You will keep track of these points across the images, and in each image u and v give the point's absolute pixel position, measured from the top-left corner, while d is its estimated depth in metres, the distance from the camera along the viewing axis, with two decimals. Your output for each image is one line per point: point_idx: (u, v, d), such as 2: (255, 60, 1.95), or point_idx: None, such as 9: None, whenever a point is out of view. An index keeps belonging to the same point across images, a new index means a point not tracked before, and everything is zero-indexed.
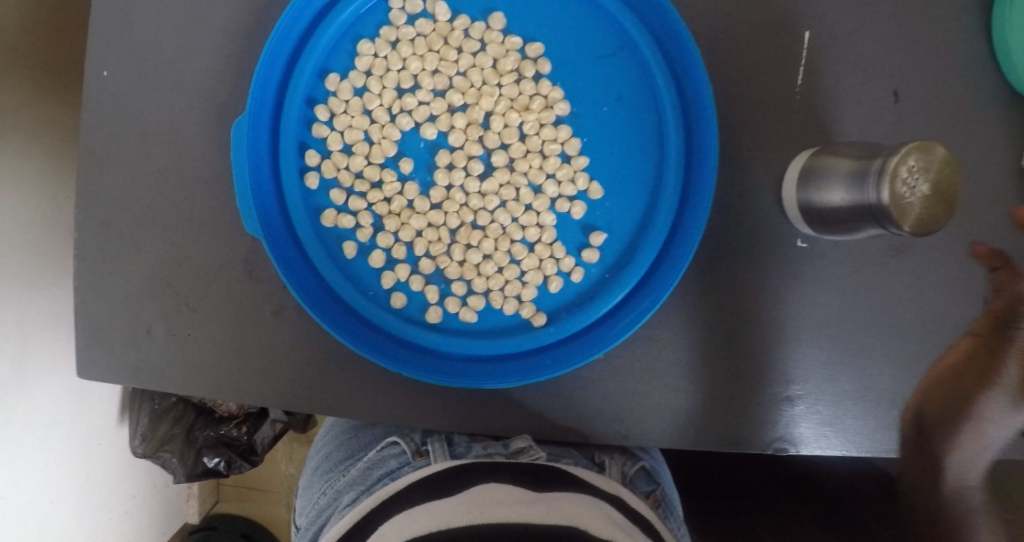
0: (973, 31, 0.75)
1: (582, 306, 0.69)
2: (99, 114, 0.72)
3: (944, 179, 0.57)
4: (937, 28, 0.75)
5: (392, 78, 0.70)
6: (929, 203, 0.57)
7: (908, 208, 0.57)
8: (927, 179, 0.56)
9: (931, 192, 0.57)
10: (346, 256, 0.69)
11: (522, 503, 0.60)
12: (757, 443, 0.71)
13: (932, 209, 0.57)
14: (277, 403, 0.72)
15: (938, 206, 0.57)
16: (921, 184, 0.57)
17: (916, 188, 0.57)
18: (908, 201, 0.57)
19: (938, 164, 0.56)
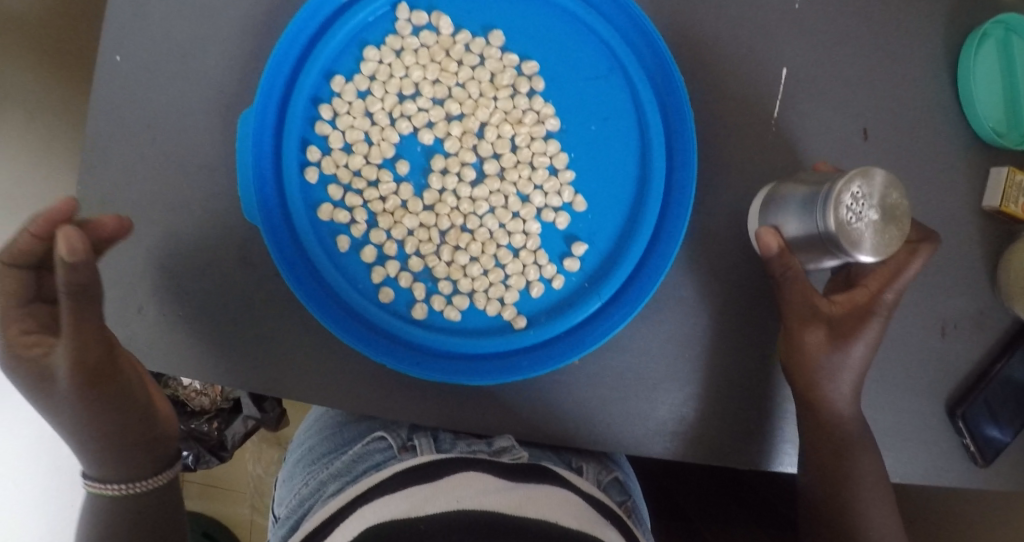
0: (941, 78, 0.80)
1: (561, 312, 0.73)
2: (108, 97, 0.75)
3: (887, 198, 0.62)
4: (903, 68, 0.80)
5: (394, 84, 0.73)
6: (880, 224, 0.62)
7: (857, 231, 0.62)
8: (873, 204, 0.62)
9: (879, 216, 0.62)
10: (340, 249, 0.72)
11: (495, 493, 0.63)
12: (721, 455, 0.75)
13: (881, 227, 0.62)
14: (262, 387, 0.74)
15: (889, 223, 0.62)
16: (869, 210, 0.62)
17: (864, 214, 0.62)
18: (856, 230, 0.62)
19: (879, 189, 0.62)
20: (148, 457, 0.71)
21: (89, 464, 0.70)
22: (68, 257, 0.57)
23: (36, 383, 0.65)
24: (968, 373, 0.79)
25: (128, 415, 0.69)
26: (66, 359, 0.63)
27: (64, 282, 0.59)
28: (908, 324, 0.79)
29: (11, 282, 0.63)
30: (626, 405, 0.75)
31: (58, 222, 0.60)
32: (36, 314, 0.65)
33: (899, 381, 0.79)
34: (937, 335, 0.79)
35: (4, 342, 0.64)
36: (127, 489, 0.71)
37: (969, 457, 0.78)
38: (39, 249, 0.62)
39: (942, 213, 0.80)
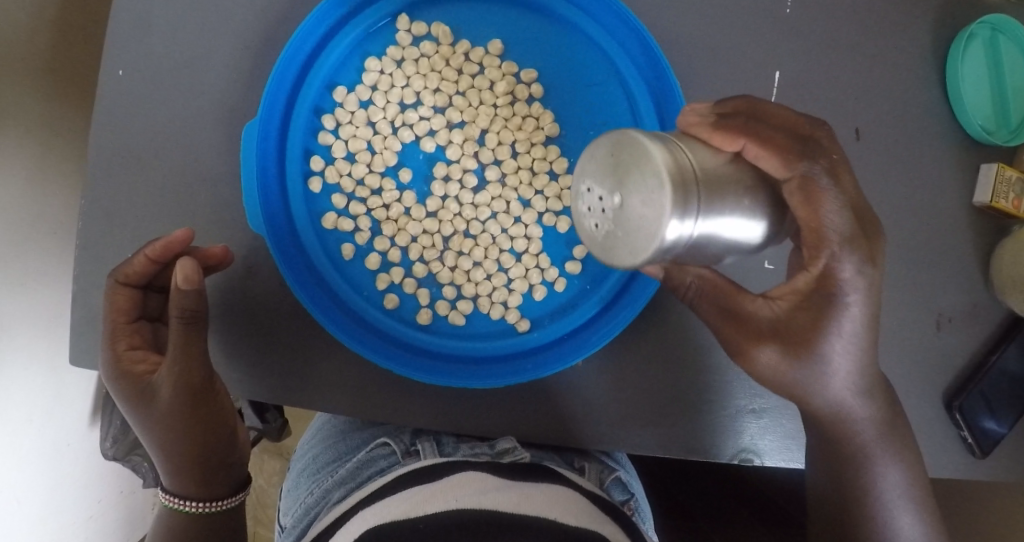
0: (930, 78, 0.82)
1: (564, 314, 0.74)
2: (111, 112, 0.76)
3: (646, 154, 0.47)
4: (894, 68, 0.82)
5: (396, 94, 0.75)
6: (680, 183, 0.47)
7: (701, 196, 0.48)
8: (604, 193, 0.49)
9: (616, 194, 0.48)
10: (344, 257, 0.74)
11: (495, 493, 0.64)
12: (723, 454, 0.76)
13: (681, 182, 0.47)
14: (269, 396, 0.75)
15: (668, 174, 0.46)
16: (608, 197, 0.48)
17: (605, 203, 0.49)
18: (653, 211, 0.46)
19: (602, 169, 0.49)
20: (226, 478, 0.73)
21: (173, 481, 0.72)
22: (184, 285, 0.64)
23: (137, 402, 0.68)
24: (963, 367, 0.81)
25: (213, 441, 0.70)
26: (172, 380, 0.66)
27: (176, 309, 0.64)
28: (905, 321, 0.81)
29: (123, 299, 0.70)
30: (628, 406, 0.76)
31: (174, 251, 0.68)
32: (140, 331, 0.71)
33: (898, 378, 0.80)
34: (931, 330, 0.81)
35: (113, 355, 0.68)
36: (206, 507, 0.73)
37: (967, 449, 0.79)
38: (153, 273, 0.70)
39: (936, 210, 0.82)
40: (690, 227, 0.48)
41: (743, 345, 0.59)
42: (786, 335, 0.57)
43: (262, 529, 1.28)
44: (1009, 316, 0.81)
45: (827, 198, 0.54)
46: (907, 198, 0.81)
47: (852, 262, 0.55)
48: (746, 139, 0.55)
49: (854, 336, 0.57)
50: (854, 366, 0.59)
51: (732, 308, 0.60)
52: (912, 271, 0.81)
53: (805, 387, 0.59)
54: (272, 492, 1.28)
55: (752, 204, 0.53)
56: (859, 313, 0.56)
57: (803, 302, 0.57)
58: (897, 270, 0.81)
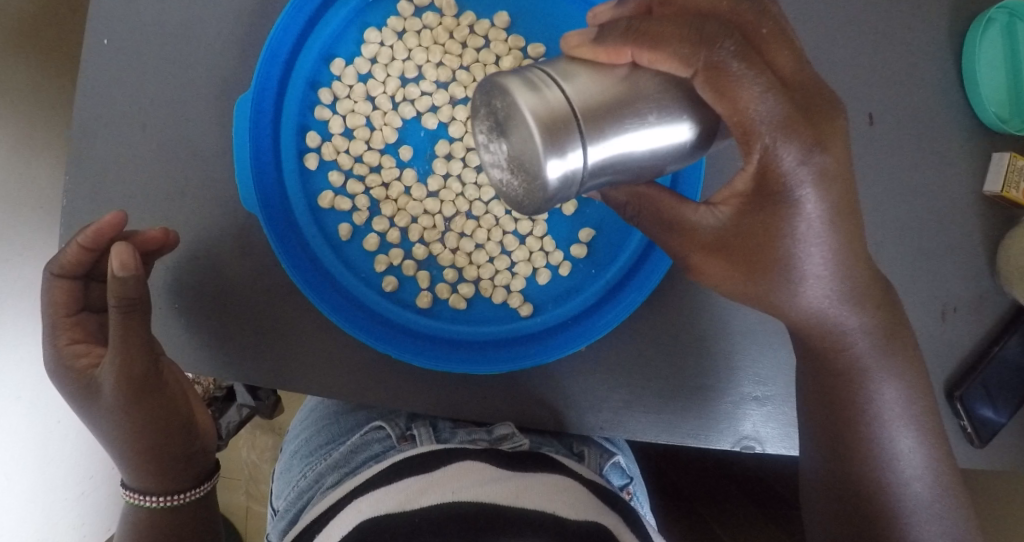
0: (946, 63, 0.80)
1: (568, 299, 0.72)
2: (97, 82, 0.72)
3: (509, 100, 0.44)
4: (911, 51, 0.79)
5: (396, 67, 0.71)
6: (552, 125, 0.44)
7: (585, 128, 0.45)
8: (496, 140, 0.45)
9: (506, 144, 0.45)
10: (341, 237, 0.71)
11: (491, 484, 0.62)
12: (724, 441, 0.74)
13: (557, 124, 0.44)
14: (261, 379, 0.73)
15: (536, 114, 0.43)
16: (496, 145, 0.46)
17: (494, 150, 0.46)
18: (528, 159, 0.44)
19: (486, 115, 0.46)
20: (187, 470, 0.70)
21: (131, 475, 0.69)
22: (120, 272, 0.60)
23: (83, 396, 0.66)
24: (966, 356, 0.79)
25: (166, 432, 0.67)
26: (114, 369, 0.63)
27: (113, 297, 0.60)
28: (915, 310, 0.79)
29: (61, 291, 0.68)
30: (631, 392, 0.75)
31: (108, 236, 0.66)
32: (83, 324, 0.70)
33: None
34: (938, 319, 0.79)
35: (54, 351, 0.67)
36: (168, 501, 0.70)
37: (965, 438, 0.78)
38: (89, 262, 0.68)
39: (950, 197, 0.80)
40: (581, 158, 0.45)
41: (690, 256, 0.56)
42: (732, 245, 0.54)
43: (255, 505, 1.26)
44: (1017, 307, 0.79)
45: (747, 87, 0.48)
46: (919, 186, 0.79)
47: (797, 149, 0.51)
48: (634, 48, 0.49)
49: (817, 234, 0.54)
50: (827, 270, 0.56)
51: (667, 218, 0.55)
52: (923, 259, 0.80)
53: (781, 301, 0.57)
54: (265, 468, 1.27)
55: (671, 103, 0.49)
56: (815, 210, 0.53)
57: (747, 207, 0.53)
58: (907, 257, 0.79)
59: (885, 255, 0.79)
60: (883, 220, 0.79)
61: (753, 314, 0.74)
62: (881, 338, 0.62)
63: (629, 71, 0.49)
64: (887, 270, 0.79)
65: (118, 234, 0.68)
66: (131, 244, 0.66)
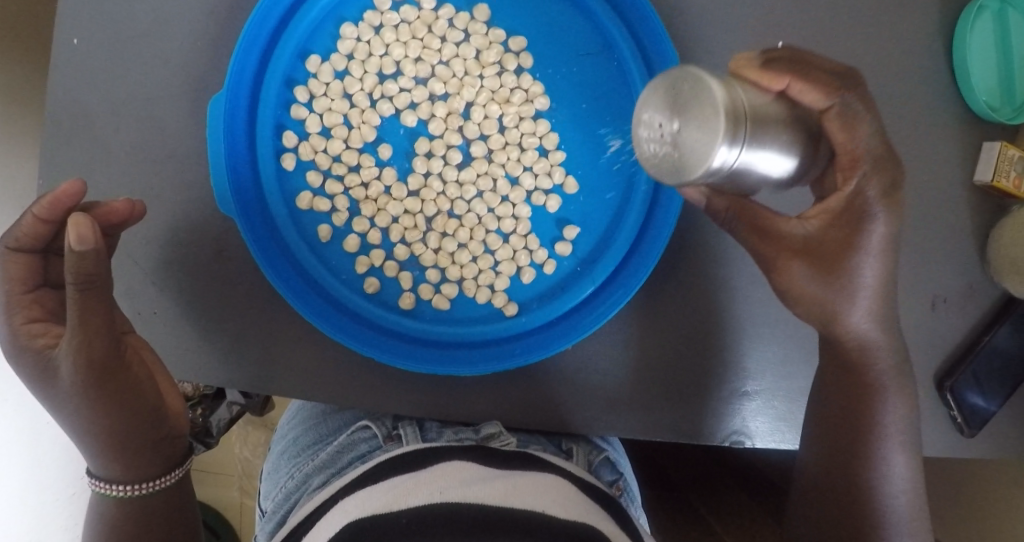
0: (935, 51, 0.78)
1: (553, 298, 0.71)
2: (68, 82, 0.71)
3: (704, 83, 0.43)
4: (902, 36, 0.78)
5: (374, 63, 0.69)
6: (734, 116, 0.43)
7: (750, 133, 0.44)
8: (670, 115, 0.44)
9: (676, 126, 0.44)
10: (321, 239, 0.69)
11: (479, 485, 0.61)
12: (712, 437, 0.74)
13: (734, 120, 0.43)
14: (244, 383, 0.72)
15: (725, 105, 0.42)
16: (668, 124, 0.44)
17: (664, 128, 0.44)
18: (700, 142, 0.43)
19: (658, 94, 0.45)
20: (156, 457, 0.65)
21: (96, 464, 0.65)
22: (77, 246, 0.53)
23: (42, 379, 0.60)
24: (956, 346, 0.79)
25: (135, 420, 0.62)
26: (72, 355, 0.58)
27: (69, 274, 0.54)
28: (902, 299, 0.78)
29: (18, 267, 0.63)
30: (619, 390, 0.74)
31: (67, 206, 0.62)
32: (41, 300, 0.64)
33: None
34: (928, 308, 0.79)
35: (9, 331, 0.61)
36: (138, 490, 0.65)
37: (956, 427, 0.77)
38: (49, 234, 0.63)
39: (939, 185, 0.79)
40: (736, 158, 0.44)
41: (777, 259, 0.58)
42: (818, 250, 0.57)
43: (248, 499, 1.25)
44: (1008, 297, 0.78)
45: (863, 124, 0.54)
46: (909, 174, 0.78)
47: (878, 188, 0.55)
48: (792, 78, 0.53)
49: (879, 250, 0.57)
50: (875, 299, 0.59)
51: (766, 227, 0.57)
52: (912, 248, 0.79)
53: (833, 306, 0.58)
54: (257, 463, 1.26)
55: (795, 136, 0.51)
56: (883, 231, 0.56)
57: (836, 220, 0.56)
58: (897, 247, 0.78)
59: None
60: None
61: (742, 308, 0.73)
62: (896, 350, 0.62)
63: (778, 96, 0.52)
64: None
65: (78, 204, 0.63)
66: (93, 216, 0.62)
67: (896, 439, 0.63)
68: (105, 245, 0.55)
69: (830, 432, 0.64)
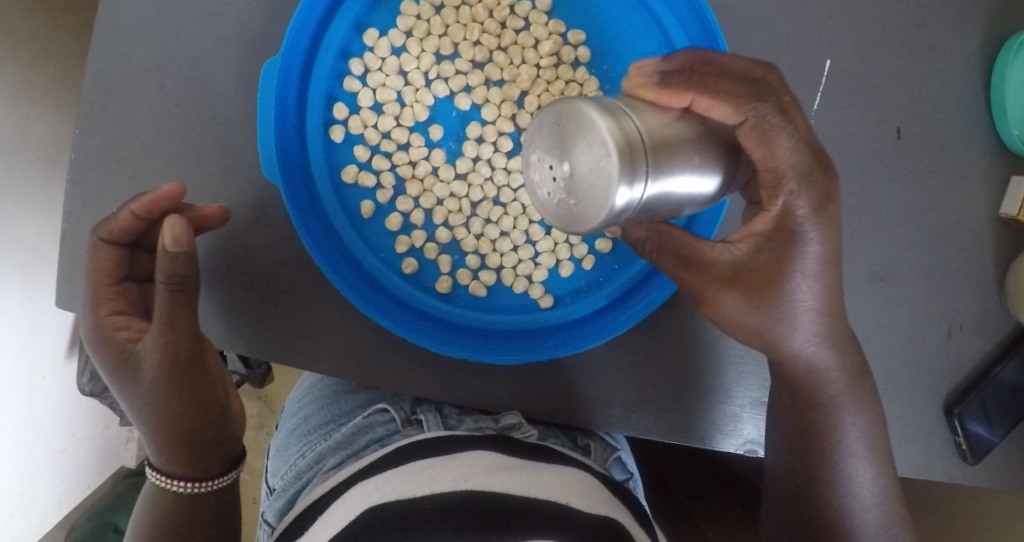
0: (968, 78, 0.79)
1: (590, 293, 0.71)
2: (118, 33, 0.70)
3: (594, 128, 0.44)
4: (949, 65, 0.78)
5: (432, 43, 0.69)
6: (627, 151, 0.44)
7: (651, 163, 0.45)
8: (566, 157, 0.45)
9: (569, 167, 0.45)
10: (363, 214, 0.70)
11: (502, 475, 0.61)
12: (725, 445, 0.74)
13: (631, 157, 0.44)
14: (270, 354, 0.71)
15: (616, 146, 0.43)
16: (561, 165, 0.45)
17: (557, 169, 0.45)
18: (598, 183, 0.44)
19: (550, 138, 0.46)
20: (219, 456, 0.65)
21: (159, 459, 0.63)
22: (172, 247, 0.56)
23: (119, 374, 0.61)
24: (968, 376, 0.79)
25: (202, 416, 0.62)
26: (158, 351, 0.59)
27: (162, 274, 0.56)
28: (920, 324, 0.79)
29: (108, 259, 0.62)
30: (643, 389, 0.73)
31: (164, 207, 0.62)
32: (126, 293, 0.64)
33: (905, 384, 0.79)
34: (943, 337, 0.79)
35: (94, 321, 0.61)
36: (198, 488, 0.64)
37: (959, 454, 0.78)
38: (140, 230, 0.63)
39: (967, 216, 0.79)
40: (642, 192, 0.45)
41: (708, 289, 0.58)
42: (749, 279, 0.56)
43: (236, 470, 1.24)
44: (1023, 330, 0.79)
45: (782, 137, 0.53)
46: (939, 204, 0.79)
47: (810, 204, 0.54)
48: (695, 94, 0.53)
49: (814, 272, 0.56)
50: (815, 324, 0.58)
51: (684, 253, 0.58)
52: (937, 275, 0.79)
53: (775, 338, 0.59)
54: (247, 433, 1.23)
55: (705, 151, 0.51)
56: (818, 251, 0.55)
57: (764, 244, 0.56)
58: (922, 272, 0.79)
59: (898, 271, 0.79)
60: (897, 234, 0.79)
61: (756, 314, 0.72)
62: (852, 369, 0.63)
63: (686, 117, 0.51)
64: (897, 281, 0.79)
65: (172, 204, 0.63)
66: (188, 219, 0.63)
67: (857, 449, 0.63)
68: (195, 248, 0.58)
69: (794, 459, 0.64)
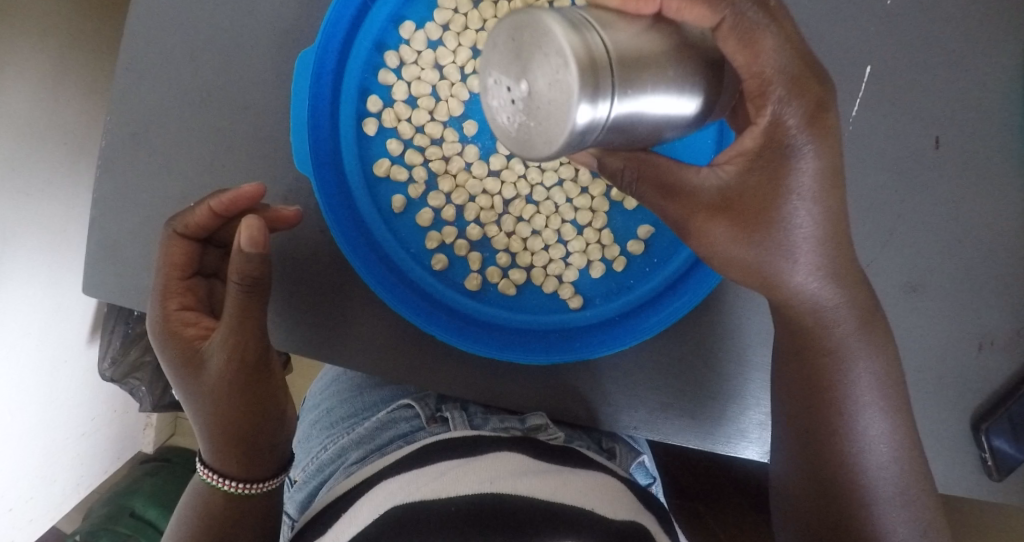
0: (1016, 68, 0.71)
1: (620, 295, 0.70)
2: (149, 20, 0.69)
3: (555, 44, 0.39)
4: (998, 64, 0.71)
5: (469, 37, 0.68)
6: (591, 70, 0.39)
7: (619, 81, 0.41)
8: (525, 75, 0.40)
9: (524, 84, 0.40)
10: (395, 209, 0.70)
11: (529, 478, 0.61)
12: (747, 452, 0.70)
13: (594, 72, 0.39)
14: (295, 347, 0.71)
15: (576, 55, 0.38)
16: (518, 84, 0.40)
17: (513, 90, 0.41)
18: (560, 98, 0.39)
19: (505, 56, 0.41)
20: (274, 460, 0.64)
21: (212, 455, 0.62)
22: (248, 247, 0.56)
23: (184, 370, 0.60)
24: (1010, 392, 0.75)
25: (263, 418, 0.61)
26: (226, 351, 0.58)
27: (235, 273, 0.57)
28: (954, 340, 0.73)
29: (179, 253, 0.64)
30: (670, 396, 0.71)
31: (242, 206, 0.63)
32: (195, 288, 0.65)
33: (945, 406, 0.73)
34: (972, 351, 0.73)
35: (162, 314, 0.62)
36: (250, 489, 0.63)
37: (982, 469, 0.72)
38: (214, 227, 0.64)
39: (1017, 229, 0.72)
40: (607, 112, 0.40)
41: (693, 220, 0.52)
42: (739, 204, 0.51)
43: None
44: None
45: (768, 39, 0.48)
46: (978, 215, 0.72)
47: (800, 117, 0.50)
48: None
49: (812, 194, 0.51)
50: (813, 253, 0.53)
51: (672, 180, 0.51)
52: (980, 290, 0.72)
53: (773, 271, 0.53)
54: None
55: (684, 74, 0.46)
56: (814, 167, 0.51)
57: (753, 164, 0.51)
58: (964, 288, 0.72)
59: (934, 283, 0.72)
60: (939, 248, 0.72)
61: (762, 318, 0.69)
62: (868, 336, 0.58)
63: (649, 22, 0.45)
64: (929, 294, 0.72)
65: (252, 205, 0.64)
66: (265, 218, 0.64)
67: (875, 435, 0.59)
68: (270, 249, 0.58)
69: (817, 466, 0.60)
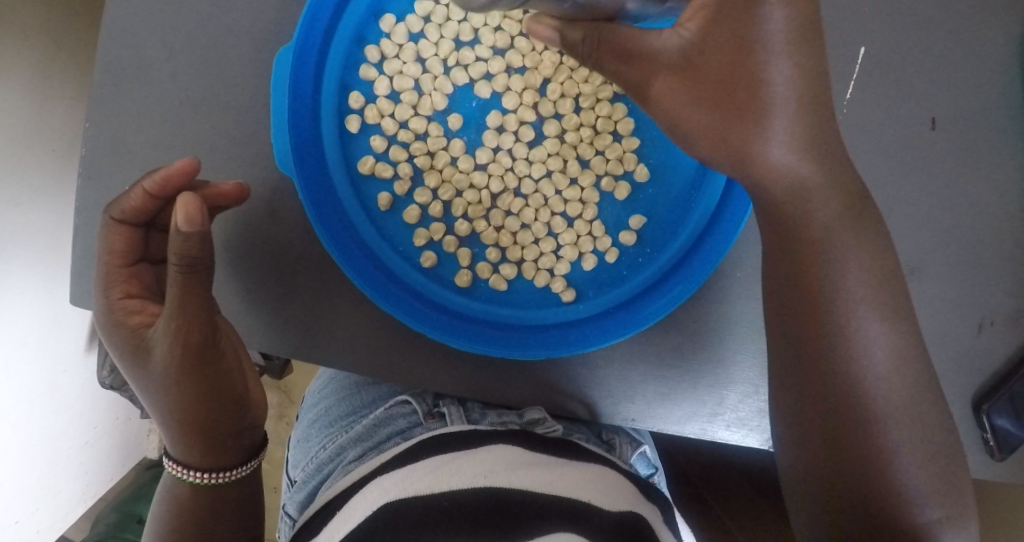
0: (1009, 45, 0.70)
1: (614, 287, 0.69)
2: (129, 24, 0.68)
3: None
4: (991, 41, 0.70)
5: (451, 29, 0.68)
6: None
7: None
8: None
9: None
10: (381, 208, 0.68)
11: (524, 471, 0.60)
12: (720, 435, 0.70)
13: None
14: (288, 351, 0.70)
15: None
16: None
17: None
18: None
19: None
20: (237, 447, 0.64)
21: (175, 446, 0.63)
22: (184, 227, 0.54)
23: (131, 358, 0.60)
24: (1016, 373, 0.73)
25: (220, 405, 0.60)
26: (169, 338, 0.57)
27: (174, 253, 0.54)
28: (957, 322, 0.71)
29: (120, 240, 0.62)
30: (668, 386, 0.70)
31: (175, 184, 0.61)
32: (140, 275, 0.64)
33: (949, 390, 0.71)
34: (973, 332, 0.71)
35: (106, 304, 0.61)
36: (217, 478, 0.63)
37: (985, 450, 0.70)
38: (154, 209, 0.62)
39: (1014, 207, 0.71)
40: None
41: (650, 85, 0.56)
42: (696, 66, 0.54)
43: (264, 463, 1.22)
44: None
45: None
46: (974, 194, 0.71)
47: None
48: None
49: (783, 46, 0.53)
50: (790, 116, 0.54)
51: (629, 43, 0.55)
52: (981, 271, 0.71)
53: (749, 138, 0.54)
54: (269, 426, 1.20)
55: None
56: (784, 19, 0.53)
57: (716, 18, 0.53)
58: (965, 269, 0.71)
59: (935, 265, 0.71)
60: (938, 228, 0.71)
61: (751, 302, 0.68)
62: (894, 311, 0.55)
63: None
64: (930, 276, 0.71)
65: (188, 183, 0.62)
66: (203, 196, 0.61)
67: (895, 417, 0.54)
68: (211, 228, 0.56)
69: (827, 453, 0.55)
